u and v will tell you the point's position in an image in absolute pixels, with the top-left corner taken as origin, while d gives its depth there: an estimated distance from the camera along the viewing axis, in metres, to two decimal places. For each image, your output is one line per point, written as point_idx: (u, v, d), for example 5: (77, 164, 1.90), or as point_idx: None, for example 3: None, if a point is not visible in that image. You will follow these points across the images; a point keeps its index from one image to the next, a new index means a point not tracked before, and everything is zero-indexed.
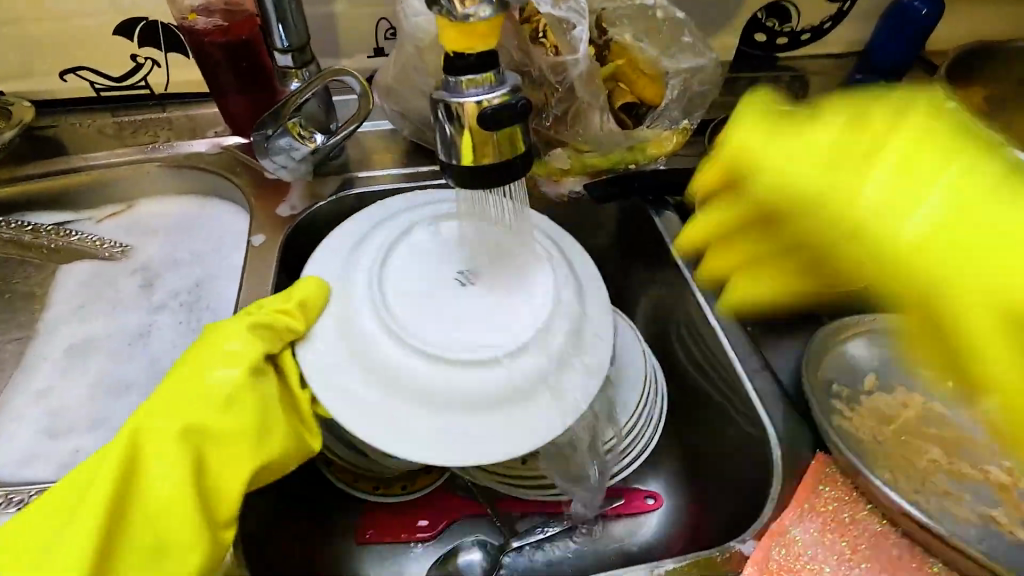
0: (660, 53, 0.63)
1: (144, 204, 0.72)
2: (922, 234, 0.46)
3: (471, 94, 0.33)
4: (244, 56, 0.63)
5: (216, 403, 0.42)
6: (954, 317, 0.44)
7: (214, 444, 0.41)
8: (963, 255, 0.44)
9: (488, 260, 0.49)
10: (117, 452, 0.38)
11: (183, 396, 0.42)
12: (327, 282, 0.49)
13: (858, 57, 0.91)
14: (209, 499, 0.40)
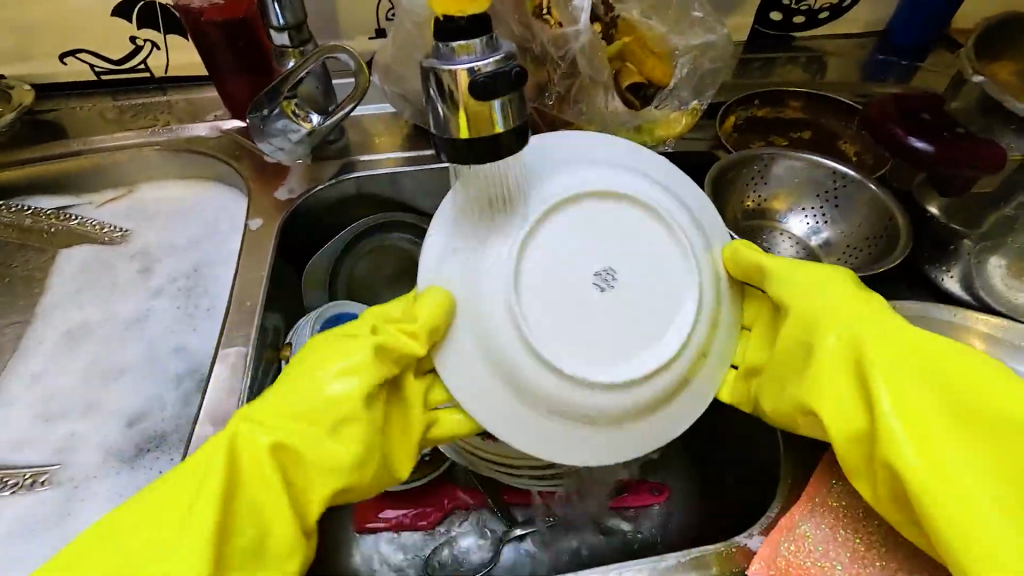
0: (668, 30, 0.61)
1: (144, 189, 0.71)
2: (822, 335, 0.39)
3: (462, 61, 0.32)
4: (241, 36, 0.62)
5: (325, 423, 0.36)
6: (844, 421, 0.37)
7: (316, 469, 0.36)
8: (895, 350, 0.37)
9: (633, 250, 0.41)
10: (215, 464, 0.34)
11: (291, 406, 0.37)
12: (442, 269, 0.40)
13: (878, 37, 0.87)
14: (305, 514, 0.37)
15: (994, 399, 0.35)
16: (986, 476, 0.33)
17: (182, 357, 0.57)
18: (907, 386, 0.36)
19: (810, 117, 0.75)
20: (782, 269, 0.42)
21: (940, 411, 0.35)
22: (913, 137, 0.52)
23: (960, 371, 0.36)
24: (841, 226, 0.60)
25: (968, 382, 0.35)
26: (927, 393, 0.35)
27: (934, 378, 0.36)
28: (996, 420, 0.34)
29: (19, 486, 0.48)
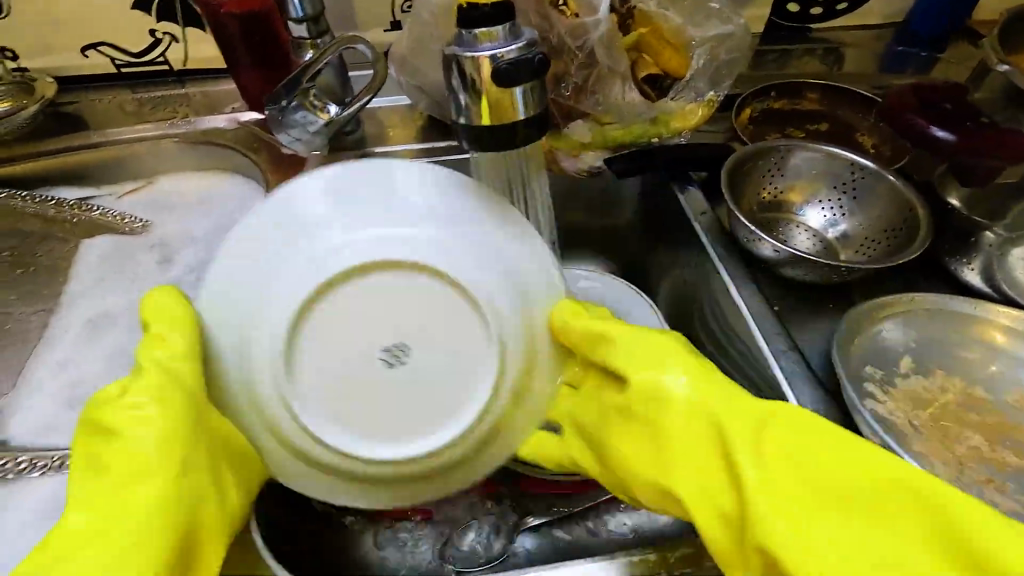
0: (685, 22, 0.60)
1: (163, 180, 0.72)
2: (687, 406, 0.37)
3: (485, 48, 0.32)
4: (258, 30, 0.62)
5: (141, 482, 0.34)
6: (708, 497, 0.35)
7: (134, 537, 0.33)
8: (763, 427, 0.35)
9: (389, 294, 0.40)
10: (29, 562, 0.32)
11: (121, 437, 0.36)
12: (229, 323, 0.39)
13: (897, 28, 0.86)
14: None
15: (879, 482, 0.31)
16: (869, 570, 0.28)
17: None
18: (783, 461, 0.33)
19: (827, 109, 0.75)
20: (613, 331, 0.41)
21: (827, 494, 0.31)
22: (935, 127, 0.52)
23: (840, 449, 0.32)
24: (858, 218, 0.59)
25: (852, 462, 0.31)
26: (808, 469, 0.32)
27: (804, 458, 0.33)
28: (856, 497, 0.31)
29: (49, 468, 0.49)
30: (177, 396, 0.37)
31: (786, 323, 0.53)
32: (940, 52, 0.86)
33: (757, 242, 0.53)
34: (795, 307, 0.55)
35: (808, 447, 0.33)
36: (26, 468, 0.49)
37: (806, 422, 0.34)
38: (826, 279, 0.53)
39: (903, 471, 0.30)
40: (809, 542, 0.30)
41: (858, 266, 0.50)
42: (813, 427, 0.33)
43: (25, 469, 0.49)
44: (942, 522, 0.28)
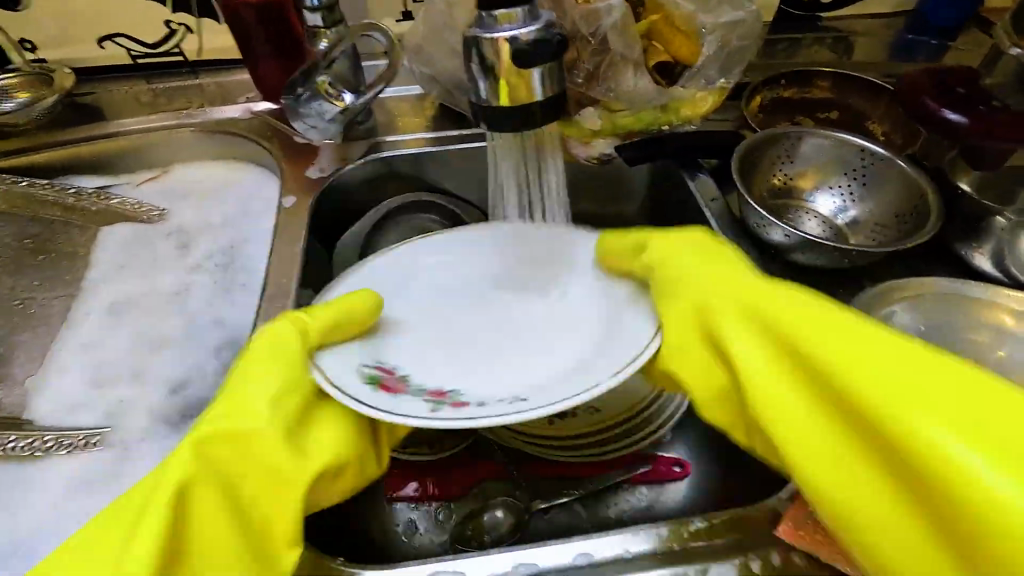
0: (697, 9, 0.60)
1: (179, 169, 0.73)
2: (729, 306, 0.35)
3: (504, 29, 0.32)
4: (274, 19, 0.64)
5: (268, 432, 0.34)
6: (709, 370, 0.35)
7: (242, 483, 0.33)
8: (809, 320, 0.31)
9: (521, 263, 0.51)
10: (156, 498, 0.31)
11: (229, 418, 0.35)
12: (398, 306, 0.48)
13: (906, 17, 0.86)
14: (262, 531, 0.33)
15: (926, 368, 0.27)
16: (903, 461, 0.26)
17: (221, 330, 0.59)
18: (814, 350, 0.30)
19: (837, 97, 0.75)
20: (691, 273, 0.38)
21: (876, 379, 0.28)
22: (947, 110, 0.52)
23: (893, 342, 0.29)
24: (869, 203, 0.59)
25: (903, 350, 0.28)
26: (849, 353, 0.29)
27: (814, 323, 0.31)
28: (908, 386, 0.27)
29: (73, 447, 0.50)
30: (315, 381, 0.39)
31: None
32: (950, 40, 0.85)
33: (767, 228, 0.54)
34: None
35: (858, 338, 0.30)
36: (53, 446, 0.50)
37: (850, 320, 0.31)
38: (837, 264, 0.53)
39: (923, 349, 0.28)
40: (860, 420, 0.28)
41: (868, 250, 0.51)
42: (858, 323, 0.30)
43: (53, 447, 0.50)
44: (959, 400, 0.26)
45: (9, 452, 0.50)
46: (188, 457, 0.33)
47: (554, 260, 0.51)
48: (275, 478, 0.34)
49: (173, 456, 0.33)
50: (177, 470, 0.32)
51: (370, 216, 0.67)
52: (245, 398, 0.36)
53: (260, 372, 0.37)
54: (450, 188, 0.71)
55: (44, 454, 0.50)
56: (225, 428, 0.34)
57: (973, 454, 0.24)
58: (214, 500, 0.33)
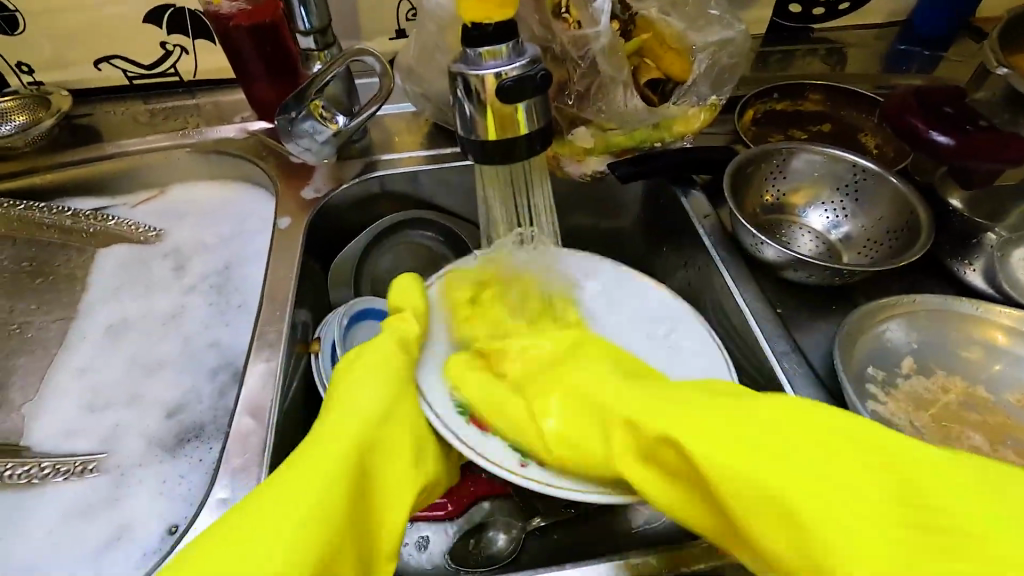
0: (687, 27, 0.61)
1: (176, 189, 0.74)
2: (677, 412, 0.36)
3: (490, 66, 0.33)
4: (269, 41, 0.64)
5: (375, 416, 0.41)
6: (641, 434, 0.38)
7: (381, 463, 0.40)
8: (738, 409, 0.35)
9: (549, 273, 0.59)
10: (310, 463, 0.37)
11: (346, 422, 0.40)
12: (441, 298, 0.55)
13: (898, 28, 0.87)
14: (374, 531, 0.38)
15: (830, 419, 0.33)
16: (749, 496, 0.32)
17: (216, 352, 0.59)
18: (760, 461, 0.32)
19: (830, 110, 0.75)
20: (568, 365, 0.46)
21: (818, 472, 0.30)
22: (935, 131, 0.53)
23: (792, 412, 0.33)
24: (861, 219, 0.60)
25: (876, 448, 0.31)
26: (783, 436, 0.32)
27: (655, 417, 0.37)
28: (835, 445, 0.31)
29: (70, 473, 0.51)
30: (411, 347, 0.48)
31: (788, 325, 0.53)
32: (943, 50, 0.86)
33: (760, 246, 0.54)
34: (798, 310, 0.55)
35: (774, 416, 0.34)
36: (49, 473, 0.51)
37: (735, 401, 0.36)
38: (829, 281, 0.53)
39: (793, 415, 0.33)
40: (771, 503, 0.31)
41: (861, 268, 0.51)
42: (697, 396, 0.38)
43: (49, 474, 0.51)
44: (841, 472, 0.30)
45: (4, 480, 0.50)
46: (346, 444, 0.38)
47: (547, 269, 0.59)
48: (402, 450, 0.42)
49: (322, 451, 0.37)
50: (321, 474, 0.36)
51: (367, 232, 0.68)
52: (354, 398, 0.42)
53: (359, 364, 0.45)
54: (446, 205, 0.72)
55: (40, 482, 0.50)
56: (359, 433, 0.39)
57: (919, 500, 0.29)
58: (356, 483, 0.37)
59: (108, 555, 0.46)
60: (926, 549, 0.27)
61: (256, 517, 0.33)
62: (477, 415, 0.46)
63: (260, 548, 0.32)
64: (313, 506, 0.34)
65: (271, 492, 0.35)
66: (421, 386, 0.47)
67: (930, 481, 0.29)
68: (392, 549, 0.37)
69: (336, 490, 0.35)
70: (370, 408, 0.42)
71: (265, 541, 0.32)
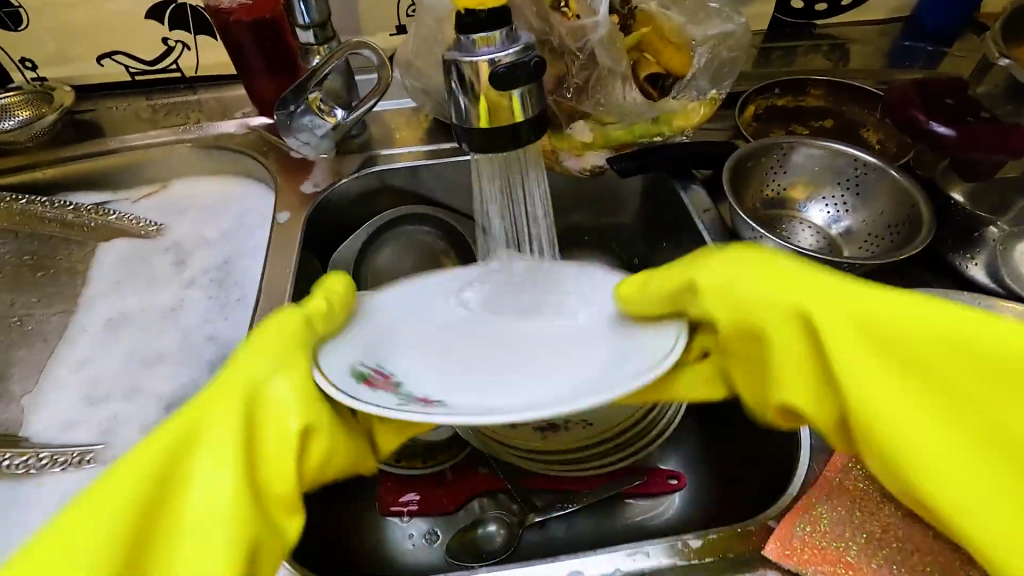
0: (686, 21, 0.61)
1: (176, 184, 0.74)
2: (772, 325, 0.36)
3: (483, 52, 0.32)
4: (269, 36, 0.64)
5: (263, 383, 0.36)
6: (783, 320, 0.35)
7: (263, 426, 0.35)
8: (841, 333, 0.33)
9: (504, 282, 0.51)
10: (146, 453, 0.32)
11: (225, 392, 0.35)
12: (388, 308, 0.46)
13: (902, 25, 0.86)
14: (262, 490, 0.34)
15: (916, 303, 0.33)
16: (936, 409, 0.31)
17: (215, 345, 0.59)
18: (855, 387, 0.32)
19: (832, 106, 0.75)
20: (730, 270, 0.38)
21: (864, 372, 0.32)
22: (936, 123, 0.52)
23: (879, 292, 0.33)
24: (862, 214, 0.59)
25: (964, 344, 0.31)
26: (880, 308, 0.33)
27: (865, 322, 0.33)
28: (911, 323, 0.32)
29: (68, 464, 0.51)
30: (315, 328, 0.40)
31: None
32: (947, 46, 0.85)
33: (760, 240, 0.54)
34: None
35: (860, 351, 0.32)
36: (47, 464, 0.51)
37: (830, 277, 0.35)
38: None
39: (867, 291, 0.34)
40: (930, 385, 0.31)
41: (861, 262, 0.50)
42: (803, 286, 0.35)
43: (46, 464, 0.51)
44: (905, 338, 0.32)
45: (3, 470, 0.50)
46: (223, 405, 0.34)
47: (504, 286, 0.51)
48: (299, 404, 0.36)
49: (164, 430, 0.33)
50: (152, 452, 0.32)
51: (367, 228, 0.68)
52: (245, 364, 0.36)
53: (264, 335, 0.38)
54: (445, 201, 0.72)
55: (38, 472, 0.50)
56: (231, 411, 0.34)
57: (982, 361, 0.30)
58: (208, 455, 0.33)
59: None
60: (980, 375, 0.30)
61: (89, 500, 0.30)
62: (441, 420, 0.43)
63: (74, 546, 0.29)
64: (109, 483, 0.31)
65: (106, 475, 0.31)
66: (322, 365, 0.38)
67: (989, 337, 0.30)
68: (289, 494, 0.34)
69: (137, 468, 0.31)
70: (269, 388, 0.36)
71: (97, 528, 0.29)
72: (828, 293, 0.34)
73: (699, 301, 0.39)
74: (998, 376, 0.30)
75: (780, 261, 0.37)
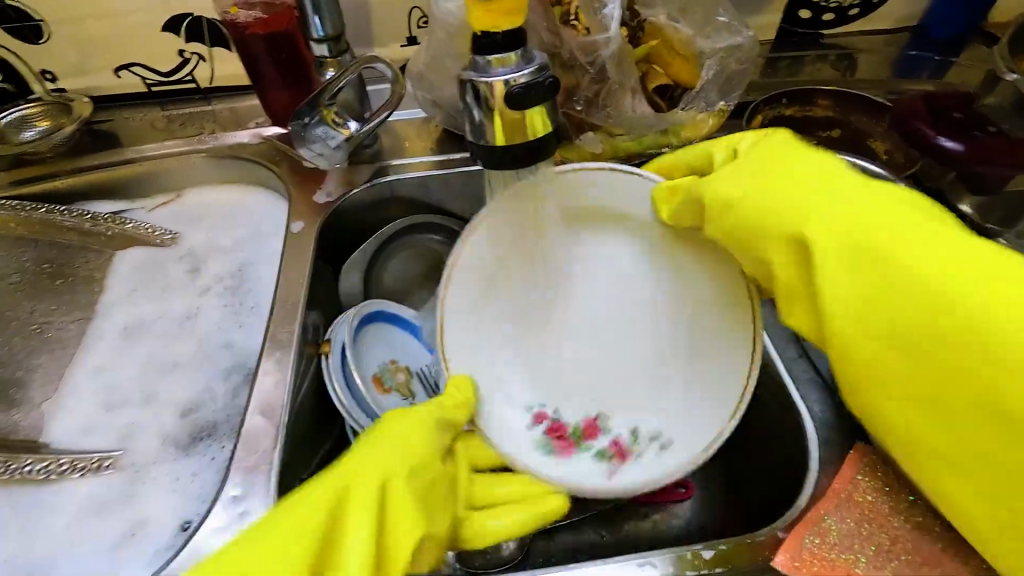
0: (695, 33, 0.61)
1: (191, 193, 0.75)
2: (849, 227, 0.39)
3: (499, 73, 0.33)
4: (284, 49, 0.66)
5: (403, 465, 0.43)
6: (835, 233, 0.39)
7: (390, 496, 0.41)
8: (850, 246, 0.38)
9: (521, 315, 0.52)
10: (323, 494, 0.40)
11: (357, 476, 0.41)
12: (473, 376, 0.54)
13: (909, 34, 0.86)
14: (383, 561, 0.39)
15: (903, 208, 0.39)
16: (918, 294, 0.36)
17: (229, 352, 0.60)
18: (836, 275, 0.38)
19: (840, 116, 0.75)
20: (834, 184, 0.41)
21: (913, 251, 0.37)
22: (943, 137, 0.54)
23: (888, 204, 0.39)
24: None
25: (936, 287, 0.36)
26: (898, 217, 0.38)
27: (869, 223, 0.38)
28: (904, 254, 0.37)
29: (87, 470, 0.52)
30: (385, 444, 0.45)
31: None
32: (954, 56, 0.85)
33: None
34: None
35: (922, 246, 0.37)
36: (67, 469, 0.52)
37: (810, 178, 0.41)
38: None
39: (885, 200, 0.39)
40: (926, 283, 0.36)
41: None
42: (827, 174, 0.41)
43: (67, 470, 0.52)
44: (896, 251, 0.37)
45: (26, 475, 0.52)
46: (346, 504, 0.39)
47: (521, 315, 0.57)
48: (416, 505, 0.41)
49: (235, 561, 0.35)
50: (299, 525, 0.37)
51: (377, 236, 0.69)
52: (371, 451, 0.44)
53: (388, 434, 0.45)
54: (456, 209, 0.73)
55: (58, 478, 0.52)
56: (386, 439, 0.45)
57: (961, 284, 0.35)
58: (363, 510, 0.39)
59: (122, 550, 0.47)
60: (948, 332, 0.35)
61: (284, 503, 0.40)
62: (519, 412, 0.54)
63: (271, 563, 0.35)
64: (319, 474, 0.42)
65: (296, 504, 0.39)
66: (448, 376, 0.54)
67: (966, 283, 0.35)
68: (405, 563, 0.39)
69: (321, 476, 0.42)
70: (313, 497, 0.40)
71: (282, 554, 0.35)
72: (863, 194, 0.40)
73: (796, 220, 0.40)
74: (990, 301, 0.34)
75: (776, 163, 0.43)
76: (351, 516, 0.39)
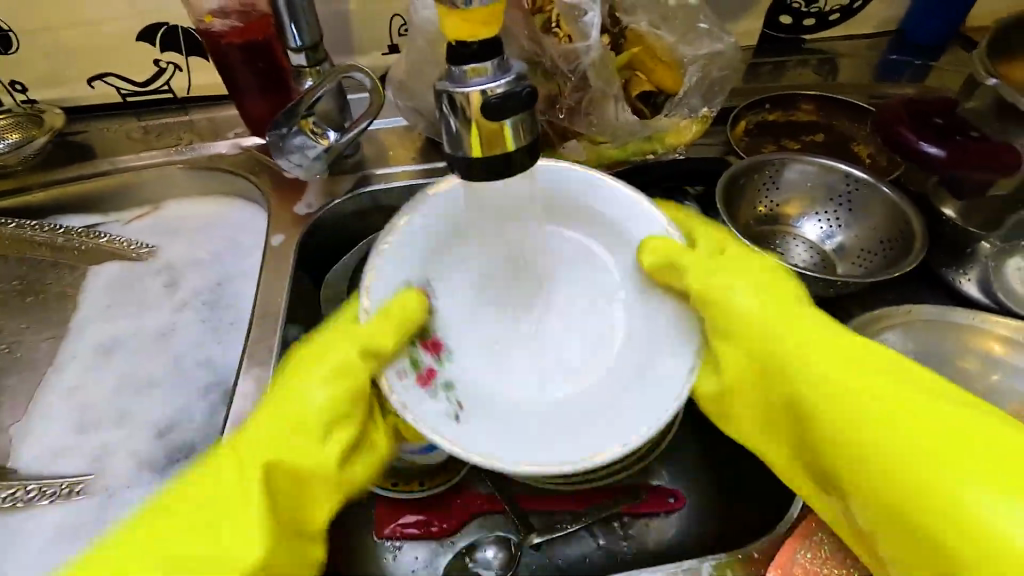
0: (677, 40, 0.61)
1: (168, 205, 0.73)
2: (858, 394, 0.40)
3: (475, 83, 0.32)
4: (261, 58, 0.64)
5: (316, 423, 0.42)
6: (884, 464, 0.38)
7: (284, 464, 0.41)
8: (786, 374, 0.42)
9: (512, 296, 0.51)
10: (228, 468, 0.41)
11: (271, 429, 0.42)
12: (464, 333, 0.49)
13: (889, 38, 0.87)
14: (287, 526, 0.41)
15: (882, 365, 0.41)
16: (890, 438, 0.38)
17: (207, 370, 0.58)
18: (885, 431, 0.38)
19: (823, 120, 0.75)
20: (775, 345, 0.43)
21: (908, 449, 0.38)
22: (927, 143, 0.53)
23: (857, 351, 0.42)
24: (855, 229, 0.59)
25: (918, 409, 0.39)
26: (837, 378, 0.41)
27: (829, 415, 0.40)
28: (926, 434, 0.38)
29: (57, 496, 0.50)
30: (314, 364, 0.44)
31: None
32: (934, 59, 0.86)
33: None
34: None
35: (838, 369, 0.41)
36: (35, 496, 0.50)
37: (778, 331, 0.43)
38: (824, 293, 0.53)
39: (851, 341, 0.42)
40: (868, 411, 0.39)
41: (855, 280, 0.50)
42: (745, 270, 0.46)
43: (35, 497, 0.50)
44: (896, 488, 0.37)
45: None
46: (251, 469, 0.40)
47: (503, 307, 0.51)
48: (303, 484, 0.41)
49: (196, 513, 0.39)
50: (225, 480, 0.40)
51: (359, 247, 0.67)
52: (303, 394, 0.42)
53: (325, 361, 0.43)
54: None
55: (26, 505, 0.50)
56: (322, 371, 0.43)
57: (939, 439, 0.37)
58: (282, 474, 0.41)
59: None
60: (923, 471, 0.37)
61: (319, 345, 0.45)
62: (434, 370, 0.45)
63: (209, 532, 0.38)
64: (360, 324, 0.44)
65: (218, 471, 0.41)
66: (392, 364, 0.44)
67: (927, 415, 0.38)
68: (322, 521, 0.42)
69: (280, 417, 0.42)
70: (305, 462, 0.41)
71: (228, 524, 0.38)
72: (832, 332, 0.43)
73: (777, 373, 0.43)
74: (921, 436, 0.38)
75: (785, 304, 0.45)
76: (240, 484, 0.39)
